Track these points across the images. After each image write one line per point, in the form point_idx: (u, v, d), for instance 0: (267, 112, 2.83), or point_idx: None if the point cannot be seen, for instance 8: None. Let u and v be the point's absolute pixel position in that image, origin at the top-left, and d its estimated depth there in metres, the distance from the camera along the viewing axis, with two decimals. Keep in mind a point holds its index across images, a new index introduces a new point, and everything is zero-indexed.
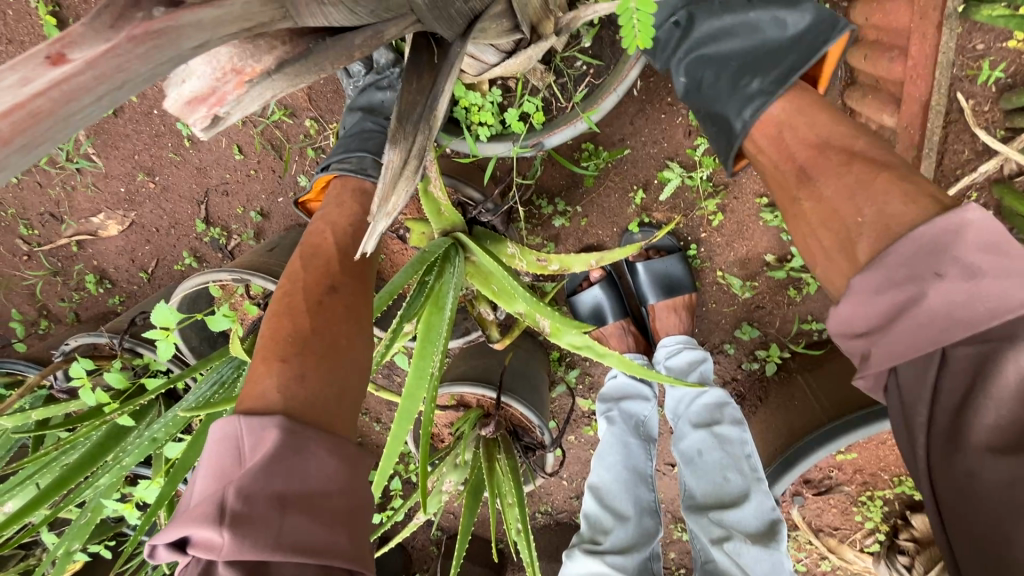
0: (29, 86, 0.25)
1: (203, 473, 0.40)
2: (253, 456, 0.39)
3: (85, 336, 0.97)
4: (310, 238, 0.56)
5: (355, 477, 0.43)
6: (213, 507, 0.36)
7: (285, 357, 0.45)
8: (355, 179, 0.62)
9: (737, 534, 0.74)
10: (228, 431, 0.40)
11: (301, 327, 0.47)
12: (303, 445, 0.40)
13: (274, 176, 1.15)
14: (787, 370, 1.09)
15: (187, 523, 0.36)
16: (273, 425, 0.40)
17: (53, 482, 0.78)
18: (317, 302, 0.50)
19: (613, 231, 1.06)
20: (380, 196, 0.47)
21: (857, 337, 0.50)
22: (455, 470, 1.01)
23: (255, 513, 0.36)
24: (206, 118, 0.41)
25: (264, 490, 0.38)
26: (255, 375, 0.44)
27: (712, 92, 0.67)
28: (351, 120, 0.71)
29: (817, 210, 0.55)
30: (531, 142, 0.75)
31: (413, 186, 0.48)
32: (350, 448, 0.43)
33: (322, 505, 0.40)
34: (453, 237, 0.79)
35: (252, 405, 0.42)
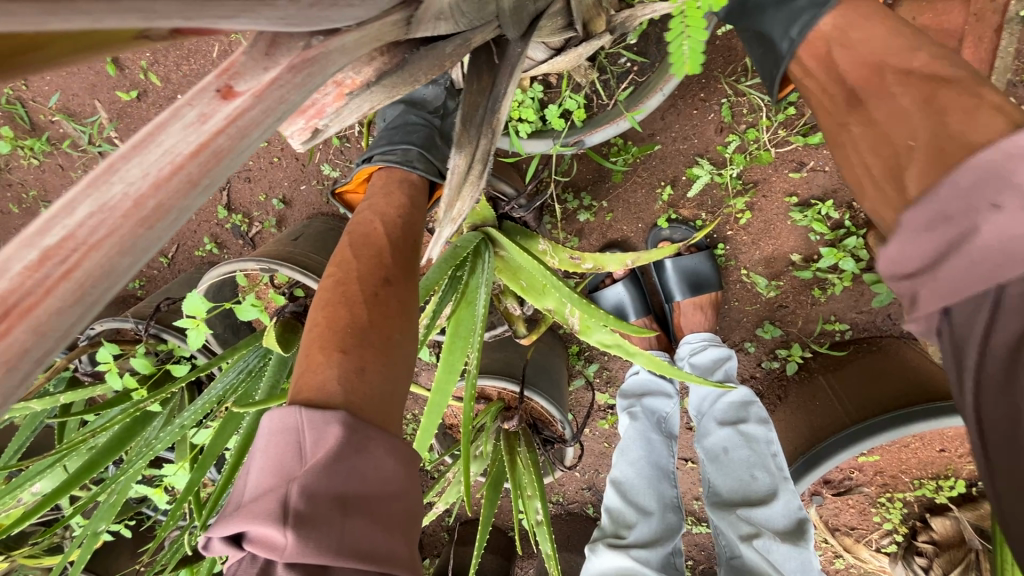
0: (208, 125, 0.26)
1: (260, 465, 0.40)
2: (315, 453, 0.39)
3: (111, 322, 0.98)
4: (358, 225, 0.55)
5: (408, 480, 0.44)
6: (277, 505, 0.37)
7: (345, 348, 0.44)
8: (400, 172, 0.62)
9: (766, 532, 0.74)
10: (288, 424, 0.40)
11: (359, 318, 0.47)
12: (363, 444, 0.41)
13: (298, 165, 1.15)
14: (808, 370, 1.08)
15: (249, 518, 0.36)
16: (336, 421, 0.40)
17: (83, 466, 0.78)
18: (372, 293, 0.49)
19: (639, 227, 1.06)
20: (447, 202, 0.48)
21: (903, 280, 0.46)
22: (476, 460, 1.02)
23: (318, 514, 0.37)
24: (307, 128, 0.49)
25: (326, 490, 0.38)
26: (313, 364, 0.44)
27: (757, 9, 0.60)
28: (393, 112, 0.69)
29: (867, 134, 0.51)
30: (571, 140, 0.74)
31: (479, 191, 0.49)
32: (405, 449, 0.44)
33: (379, 508, 0.40)
34: (483, 232, 0.79)
35: (312, 396, 0.42)
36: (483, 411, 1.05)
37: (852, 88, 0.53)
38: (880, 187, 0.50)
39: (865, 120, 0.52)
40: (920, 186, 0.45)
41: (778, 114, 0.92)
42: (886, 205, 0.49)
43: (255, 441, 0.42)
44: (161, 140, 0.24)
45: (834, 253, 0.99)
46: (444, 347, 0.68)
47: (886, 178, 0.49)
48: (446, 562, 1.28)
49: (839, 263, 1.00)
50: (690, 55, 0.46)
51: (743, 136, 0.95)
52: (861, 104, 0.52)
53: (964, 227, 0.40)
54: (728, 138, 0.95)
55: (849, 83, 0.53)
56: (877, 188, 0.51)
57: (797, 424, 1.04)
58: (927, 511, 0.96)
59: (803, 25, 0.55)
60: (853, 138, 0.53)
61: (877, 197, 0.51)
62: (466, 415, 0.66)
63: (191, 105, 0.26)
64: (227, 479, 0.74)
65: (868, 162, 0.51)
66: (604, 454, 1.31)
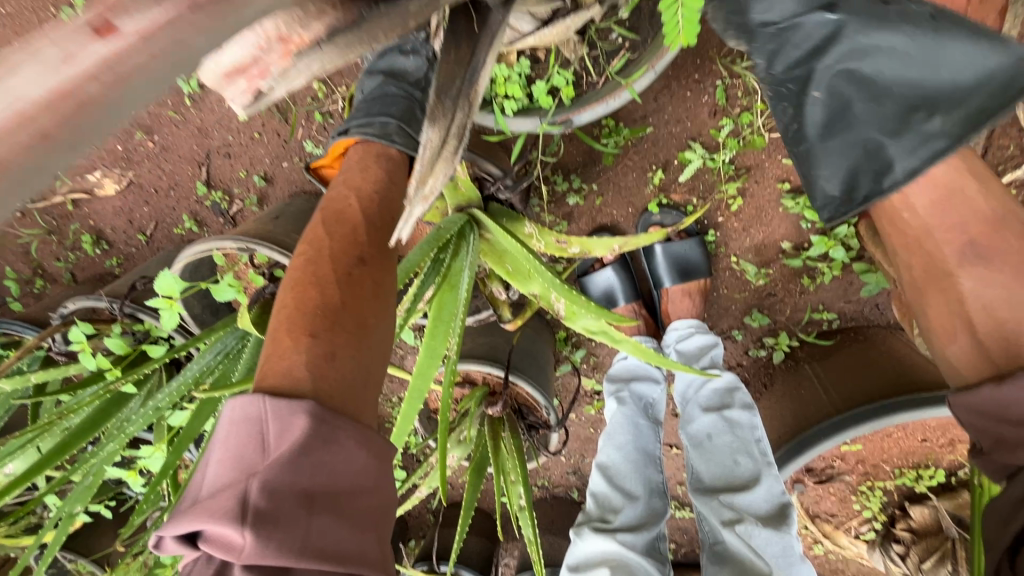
0: (71, 66, 0.18)
1: (220, 458, 0.38)
2: (279, 446, 0.37)
3: (83, 300, 0.95)
4: (332, 201, 0.53)
5: (380, 474, 0.42)
6: (235, 503, 0.34)
7: (314, 332, 0.43)
8: (378, 146, 0.59)
9: (749, 517, 0.74)
10: (252, 414, 0.38)
11: (331, 300, 0.45)
12: (331, 436, 0.39)
13: (279, 140, 1.11)
14: (795, 359, 1.08)
15: (205, 516, 0.34)
16: (302, 411, 0.38)
17: (54, 448, 0.76)
18: (345, 274, 0.47)
19: (629, 211, 1.04)
20: (417, 178, 0.45)
21: (1011, 425, 0.51)
22: (459, 445, 1.01)
23: (279, 512, 0.35)
24: (245, 91, 0.40)
25: (291, 486, 0.36)
26: (281, 350, 0.42)
27: (872, 134, 0.56)
28: (371, 83, 0.66)
29: (944, 295, 0.57)
30: (559, 119, 0.73)
31: (452, 169, 0.46)
32: (379, 441, 0.43)
33: (347, 504, 0.39)
34: (467, 214, 0.77)
35: (277, 383, 0.40)
36: (468, 396, 1.03)
37: (969, 241, 0.56)
38: (984, 346, 0.54)
39: (981, 275, 0.55)
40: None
41: None
42: (983, 366, 0.54)
43: (215, 430, 0.40)
44: (0, 81, 0.17)
45: (824, 242, 0.99)
46: (426, 330, 0.66)
47: (993, 341, 0.54)
48: (430, 545, 1.28)
49: (829, 252, 1.00)
50: (685, 25, 0.53)
51: (737, 120, 0.93)
52: (977, 260, 0.55)
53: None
54: (722, 122, 0.93)
55: (966, 235, 0.56)
56: (975, 343, 0.55)
57: (783, 414, 1.04)
58: (907, 500, 0.97)
59: (930, 155, 0.54)
60: (960, 293, 0.56)
61: (971, 348, 0.55)
62: (444, 400, 0.64)
63: (51, 44, 0.19)
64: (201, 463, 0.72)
65: (973, 318, 0.55)
66: (590, 439, 1.31)
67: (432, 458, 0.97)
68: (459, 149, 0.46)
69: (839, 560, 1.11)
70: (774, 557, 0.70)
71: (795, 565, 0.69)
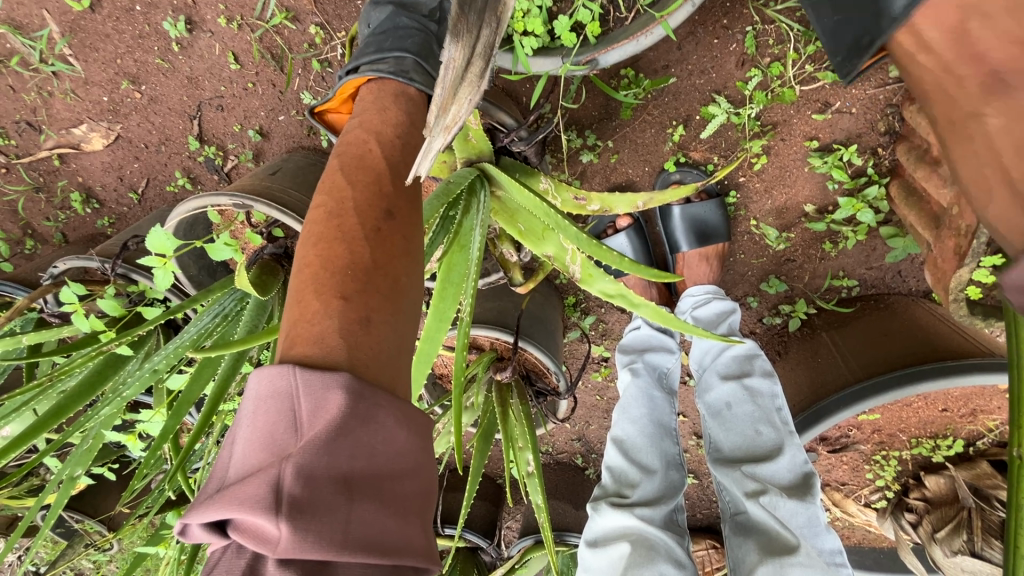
0: None
1: (248, 437, 0.34)
2: (313, 424, 0.33)
3: (74, 259, 0.90)
4: (349, 145, 0.47)
5: (422, 454, 0.39)
6: (268, 490, 0.31)
7: (345, 294, 0.38)
8: (394, 83, 0.53)
9: (772, 488, 0.71)
10: (281, 388, 0.34)
11: (360, 258, 0.40)
12: (370, 414, 0.35)
13: (274, 91, 1.04)
14: (811, 327, 1.04)
15: (235, 505, 0.30)
16: (337, 386, 0.34)
17: (52, 410, 0.73)
18: (373, 229, 0.42)
19: (645, 170, 0.99)
20: (439, 106, 0.40)
21: None
22: (467, 411, 0.99)
23: (318, 501, 0.31)
24: None
25: (328, 471, 0.32)
26: (307, 313, 0.37)
27: None
28: (379, 16, 0.60)
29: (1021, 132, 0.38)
30: (583, 59, 0.67)
31: (477, 93, 0.42)
32: (418, 418, 0.39)
33: (391, 489, 0.35)
34: (477, 168, 0.72)
35: (310, 351, 0.36)
36: (475, 361, 0.99)
37: (991, 70, 0.39)
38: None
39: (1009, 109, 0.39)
40: None
41: (807, 46, 0.84)
42: None
43: (242, 404, 0.36)
44: None
45: (851, 205, 0.93)
46: (434, 293, 0.62)
47: None
48: (434, 509, 1.28)
49: (856, 215, 0.95)
50: None
51: (766, 71, 0.87)
52: (1005, 90, 0.39)
53: None
54: (750, 74, 0.87)
55: (990, 63, 0.39)
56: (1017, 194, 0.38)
57: (798, 381, 1.00)
58: (922, 470, 0.95)
59: None
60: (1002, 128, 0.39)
61: (1009, 206, 0.39)
62: (457, 365, 0.61)
63: None
64: (205, 427, 0.69)
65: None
66: (596, 406, 1.30)
67: (439, 424, 0.95)
68: (484, 73, 0.42)
69: (844, 527, 1.11)
70: (799, 527, 0.68)
71: (821, 536, 0.68)
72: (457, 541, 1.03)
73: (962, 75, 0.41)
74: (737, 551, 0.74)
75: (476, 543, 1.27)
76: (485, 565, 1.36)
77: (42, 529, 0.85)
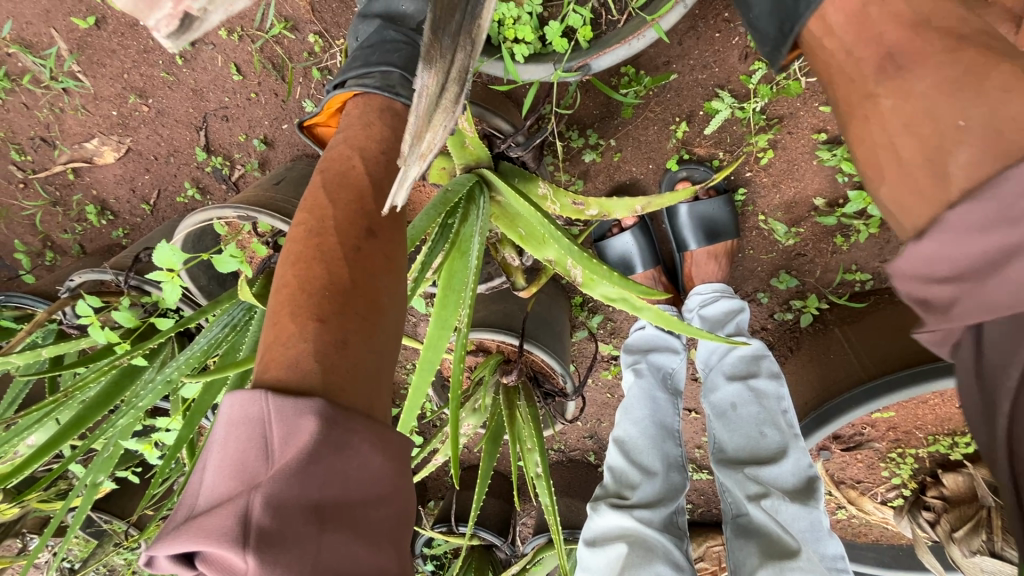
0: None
1: (219, 464, 0.35)
2: (285, 451, 0.34)
3: (89, 273, 0.93)
4: (333, 161, 0.47)
5: (397, 479, 0.39)
6: (235, 522, 0.31)
7: (323, 317, 0.38)
8: (381, 98, 0.53)
9: (774, 492, 0.70)
10: (253, 414, 0.35)
11: (338, 279, 0.40)
12: (344, 440, 0.35)
13: (277, 101, 1.05)
14: (824, 322, 1.02)
15: (202, 536, 0.31)
16: (310, 412, 0.34)
17: (71, 421, 0.76)
18: (354, 248, 0.42)
19: (649, 168, 0.97)
20: (413, 133, 0.40)
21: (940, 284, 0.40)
22: (474, 414, 1.00)
23: (288, 531, 0.31)
24: None
25: (299, 500, 0.33)
26: (283, 335, 0.38)
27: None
28: (367, 29, 0.60)
29: (898, 110, 0.42)
30: (575, 65, 0.66)
31: (452, 119, 0.41)
32: (394, 442, 0.39)
33: (364, 516, 0.35)
34: (477, 173, 0.72)
35: (284, 375, 0.36)
36: (482, 363, 1.00)
37: (887, 53, 0.44)
38: (911, 177, 0.41)
39: (899, 92, 0.42)
40: (968, 171, 0.37)
41: None
42: (915, 203, 0.41)
43: (214, 429, 0.37)
44: None
45: (862, 197, 0.91)
46: (436, 301, 0.62)
47: (920, 164, 0.41)
48: (448, 507, 1.30)
49: (867, 208, 0.92)
50: None
51: None
52: (897, 72, 0.43)
53: (1013, 242, 0.35)
54: (753, 67, 0.85)
55: (886, 47, 0.44)
56: (902, 175, 0.42)
57: (809, 377, 0.99)
58: (939, 468, 0.93)
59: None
60: (880, 114, 0.44)
61: (899, 184, 0.42)
62: (456, 375, 0.61)
63: None
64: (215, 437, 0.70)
65: (899, 142, 0.42)
66: (606, 404, 1.30)
67: (447, 427, 0.96)
68: (460, 98, 0.41)
69: (861, 524, 1.09)
70: (801, 531, 0.68)
71: (823, 541, 0.67)
72: (469, 541, 1.04)
73: (861, 58, 0.45)
74: (738, 553, 0.73)
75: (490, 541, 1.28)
76: (500, 562, 1.37)
77: (70, 529, 0.88)
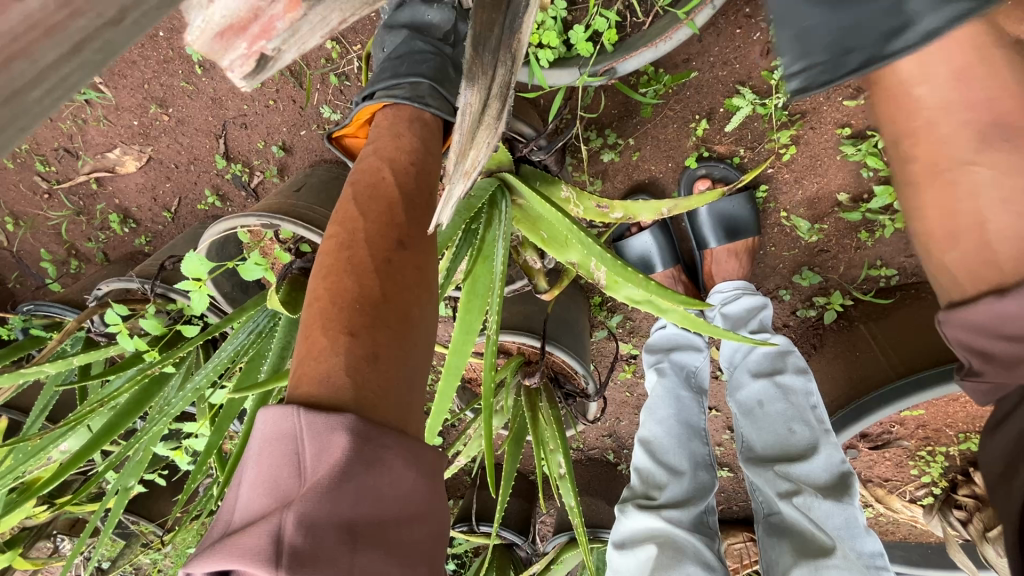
0: None
1: (253, 480, 0.35)
2: (317, 468, 0.34)
3: (116, 282, 0.94)
4: (363, 173, 0.47)
5: (429, 494, 0.39)
6: (269, 541, 0.31)
7: (353, 330, 0.38)
8: (411, 109, 0.53)
9: (807, 488, 0.70)
10: (285, 430, 0.35)
11: (369, 291, 0.40)
12: (376, 456, 0.35)
13: (295, 107, 1.06)
14: (848, 319, 1.01)
15: (237, 555, 0.31)
16: (341, 427, 0.34)
17: (105, 428, 0.77)
18: (384, 259, 0.42)
19: (668, 166, 0.97)
20: (458, 151, 0.42)
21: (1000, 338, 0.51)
22: (497, 415, 1.01)
23: (322, 550, 0.32)
24: (247, 58, 0.29)
25: (330, 518, 0.33)
26: (315, 349, 0.38)
27: None
28: (395, 40, 0.60)
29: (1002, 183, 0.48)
30: (601, 70, 0.66)
31: (494, 137, 0.43)
32: (426, 456, 0.39)
33: (396, 535, 0.36)
34: (498, 177, 0.71)
35: (314, 391, 0.36)
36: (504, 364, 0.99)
37: (986, 122, 0.47)
38: (991, 248, 0.49)
39: (997, 165, 0.47)
40: None
41: None
42: (989, 273, 0.50)
43: (247, 444, 0.37)
44: None
45: (888, 192, 0.90)
46: (461, 304, 0.63)
47: (1003, 241, 0.49)
48: (470, 506, 1.31)
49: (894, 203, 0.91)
50: None
51: None
52: (998, 143, 0.47)
53: None
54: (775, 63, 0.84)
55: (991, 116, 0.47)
56: (981, 248, 0.50)
57: (835, 374, 1.00)
58: (970, 466, 0.92)
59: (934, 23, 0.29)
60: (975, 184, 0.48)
61: (973, 254, 0.50)
62: (486, 376, 0.61)
63: None
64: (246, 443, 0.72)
65: (986, 213, 0.49)
66: (626, 403, 1.30)
67: (470, 429, 0.96)
68: (501, 114, 0.42)
69: (888, 522, 1.08)
70: (836, 528, 0.67)
71: (860, 537, 0.66)
72: (493, 541, 1.04)
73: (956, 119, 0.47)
74: (771, 552, 0.73)
75: (512, 540, 1.29)
76: (522, 561, 1.37)
77: (105, 532, 0.90)
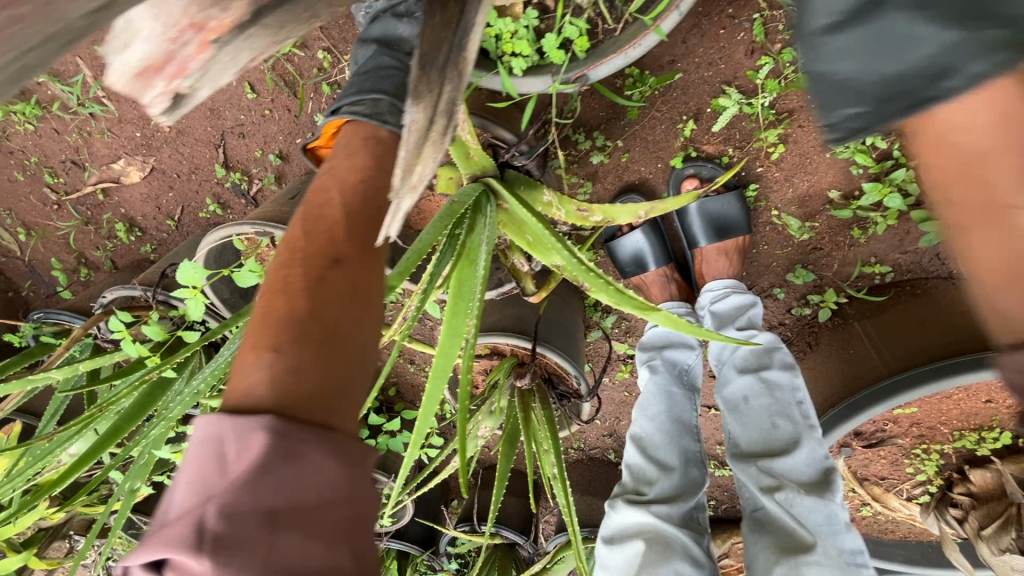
0: None
1: (184, 482, 0.37)
2: (239, 464, 0.35)
3: (119, 289, 0.98)
4: (314, 199, 0.50)
5: (358, 480, 0.39)
6: (192, 530, 0.32)
7: (277, 346, 0.39)
8: (369, 125, 0.56)
9: (789, 484, 0.71)
10: (211, 433, 0.36)
11: (296, 307, 0.42)
12: (297, 448, 0.36)
13: (290, 116, 1.08)
14: (842, 316, 1.00)
15: (164, 545, 0.32)
16: (260, 427, 0.36)
17: (107, 431, 0.80)
18: (316, 277, 0.44)
19: (658, 167, 0.97)
20: (403, 167, 0.42)
21: None
22: (490, 416, 1.02)
23: (240, 535, 0.32)
24: (164, 94, 0.41)
25: (252, 506, 0.34)
26: (244, 363, 0.40)
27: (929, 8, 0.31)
28: (365, 54, 0.63)
29: None
30: (572, 75, 0.68)
31: (440, 151, 0.43)
32: (354, 444, 0.39)
33: (318, 516, 0.35)
34: (483, 183, 0.73)
35: (240, 401, 0.38)
36: (497, 368, 1.03)
37: None
38: None
39: None
40: None
41: None
42: None
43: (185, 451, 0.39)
44: None
45: (878, 189, 0.89)
46: (447, 309, 0.63)
47: None
48: (471, 506, 1.32)
49: (883, 200, 0.90)
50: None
51: (778, 58, 0.84)
52: None
53: None
54: (760, 62, 0.84)
55: None
56: None
57: (830, 373, 0.97)
58: (966, 463, 0.91)
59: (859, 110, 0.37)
60: None
61: None
62: (464, 381, 0.62)
63: None
64: None
65: None
66: (623, 402, 1.30)
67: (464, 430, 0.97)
68: (447, 130, 0.43)
69: (888, 520, 1.07)
70: (818, 525, 0.68)
71: (840, 534, 0.67)
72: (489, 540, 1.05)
73: None
74: (753, 547, 0.73)
75: (512, 539, 1.30)
76: (524, 560, 1.38)
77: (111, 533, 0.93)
